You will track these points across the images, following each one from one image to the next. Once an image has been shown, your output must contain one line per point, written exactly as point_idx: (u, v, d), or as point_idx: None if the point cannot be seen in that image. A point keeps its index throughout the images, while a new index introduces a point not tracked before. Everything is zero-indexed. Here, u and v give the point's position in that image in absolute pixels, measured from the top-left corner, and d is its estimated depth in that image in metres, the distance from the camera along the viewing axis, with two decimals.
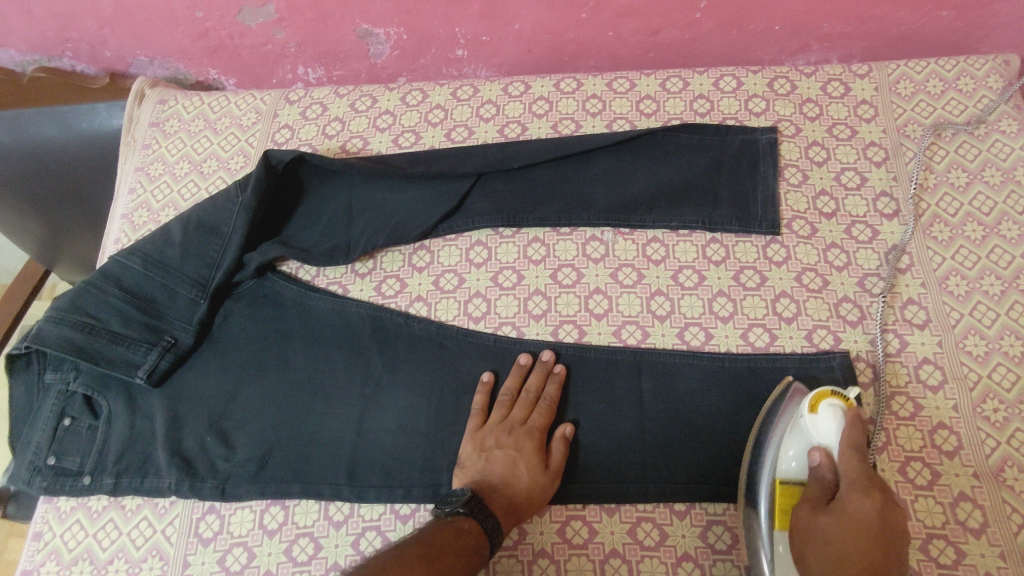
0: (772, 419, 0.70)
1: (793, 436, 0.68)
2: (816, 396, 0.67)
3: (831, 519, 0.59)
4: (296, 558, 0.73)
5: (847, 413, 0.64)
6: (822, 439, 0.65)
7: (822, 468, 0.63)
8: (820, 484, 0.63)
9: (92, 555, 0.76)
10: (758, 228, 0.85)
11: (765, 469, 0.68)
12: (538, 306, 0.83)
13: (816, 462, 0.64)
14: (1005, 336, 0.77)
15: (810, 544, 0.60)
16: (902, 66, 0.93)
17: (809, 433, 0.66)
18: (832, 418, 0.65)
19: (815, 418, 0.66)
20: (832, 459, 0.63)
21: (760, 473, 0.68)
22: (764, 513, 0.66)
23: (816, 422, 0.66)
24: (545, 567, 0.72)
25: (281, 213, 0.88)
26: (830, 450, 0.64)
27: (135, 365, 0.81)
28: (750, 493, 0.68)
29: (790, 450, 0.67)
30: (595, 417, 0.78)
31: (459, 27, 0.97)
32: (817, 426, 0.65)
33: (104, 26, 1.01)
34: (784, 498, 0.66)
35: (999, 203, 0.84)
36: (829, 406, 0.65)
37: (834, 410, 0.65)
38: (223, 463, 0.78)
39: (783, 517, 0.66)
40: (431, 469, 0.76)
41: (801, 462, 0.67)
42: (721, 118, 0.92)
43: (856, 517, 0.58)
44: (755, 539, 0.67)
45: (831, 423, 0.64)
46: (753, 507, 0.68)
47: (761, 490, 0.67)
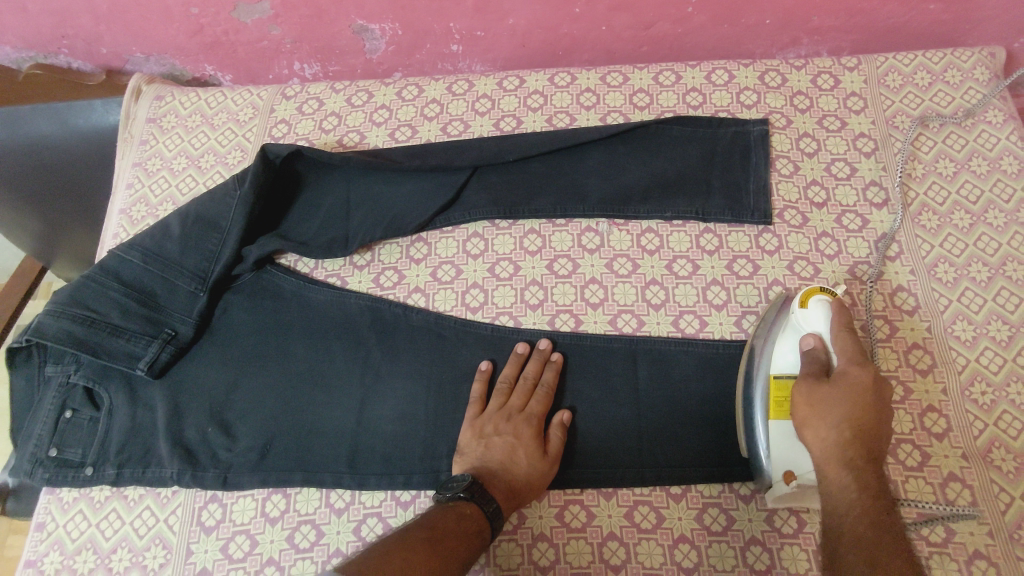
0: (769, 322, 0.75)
1: (785, 333, 0.72)
2: (806, 293, 0.71)
3: (838, 389, 0.65)
4: (299, 545, 0.74)
5: (834, 305, 0.69)
6: (813, 329, 0.70)
7: (815, 351, 0.68)
8: (816, 366, 0.68)
9: (95, 545, 0.76)
10: (750, 218, 0.86)
11: (761, 367, 0.72)
12: (535, 297, 0.85)
13: (809, 348, 0.69)
14: (992, 321, 0.79)
15: (817, 414, 0.65)
16: (890, 59, 0.95)
17: (801, 326, 0.70)
18: (821, 309, 0.69)
19: (805, 313, 0.70)
20: (824, 345, 0.68)
21: (757, 370, 0.72)
22: (761, 405, 0.70)
23: (806, 316, 0.70)
24: (544, 550, 0.73)
25: (279, 206, 0.89)
26: (823, 337, 0.69)
27: (136, 357, 0.81)
28: (748, 390, 0.73)
29: (784, 345, 0.71)
30: (592, 404, 0.79)
31: (454, 22, 0.98)
32: (807, 318, 0.70)
33: (99, 22, 1.01)
34: (778, 391, 0.70)
35: (985, 192, 0.86)
36: (819, 299, 0.70)
37: (824, 302, 0.69)
38: (225, 452, 0.79)
39: (778, 406, 0.69)
40: (431, 456, 0.77)
41: (794, 355, 0.70)
42: (713, 110, 0.94)
43: (861, 383, 0.64)
44: (752, 429, 0.71)
45: (821, 313, 0.69)
46: (750, 401, 0.72)
47: (758, 384, 0.71)
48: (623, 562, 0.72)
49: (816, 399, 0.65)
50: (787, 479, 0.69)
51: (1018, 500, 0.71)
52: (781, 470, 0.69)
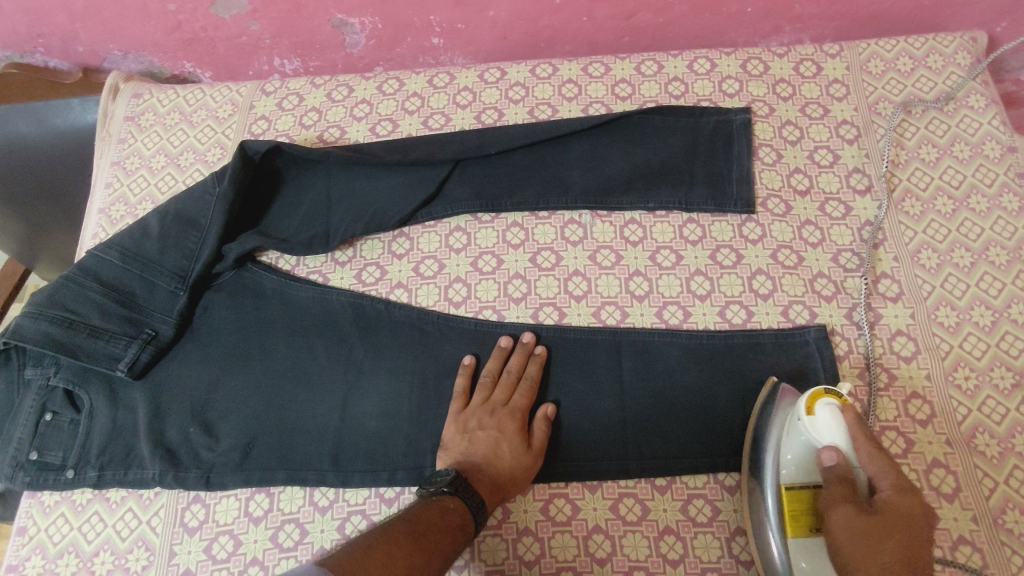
0: (767, 427, 0.70)
1: (791, 439, 0.67)
2: (810, 397, 0.66)
3: (881, 518, 0.55)
4: (282, 544, 0.73)
5: (846, 412, 0.63)
6: (827, 440, 0.63)
7: (837, 466, 0.61)
8: (842, 484, 0.60)
9: (77, 548, 0.76)
10: (734, 207, 0.85)
11: (769, 476, 0.68)
12: (518, 290, 0.84)
13: (829, 462, 0.62)
14: (975, 307, 0.79)
15: (861, 548, 0.55)
16: (872, 46, 0.95)
17: (810, 434, 0.65)
18: (831, 417, 0.63)
19: (814, 420, 0.64)
20: (845, 458, 0.61)
21: (765, 481, 0.68)
22: (773, 521, 0.67)
23: (814, 424, 0.64)
24: (529, 544, 0.73)
25: (258, 203, 0.88)
26: (843, 450, 0.62)
27: (116, 359, 0.81)
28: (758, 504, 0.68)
29: (790, 453, 0.67)
30: (576, 397, 0.78)
31: (434, 15, 0.97)
32: (818, 427, 0.64)
33: (74, 20, 1.00)
34: (792, 505, 0.66)
35: (967, 177, 0.86)
36: (827, 406, 0.64)
37: (833, 408, 0.64)
38: (208, 452, 0.78)
39: (793, 522, 0.65)
40: (415, 453, 0.77)
41: (802, 465, 0.66)
42: (695, 100, 0.93)
43: (909, 515, 0.55)
44: (769, 551, 0.67)
45: (832, 422, 0.63)
46: (762, 517, 0.68)
47: (769, 497, 0.67)
48: (609, 555, 0.72)
49: (859, 529, 0.56)
50: None
51: (1001, 485, 0.71)
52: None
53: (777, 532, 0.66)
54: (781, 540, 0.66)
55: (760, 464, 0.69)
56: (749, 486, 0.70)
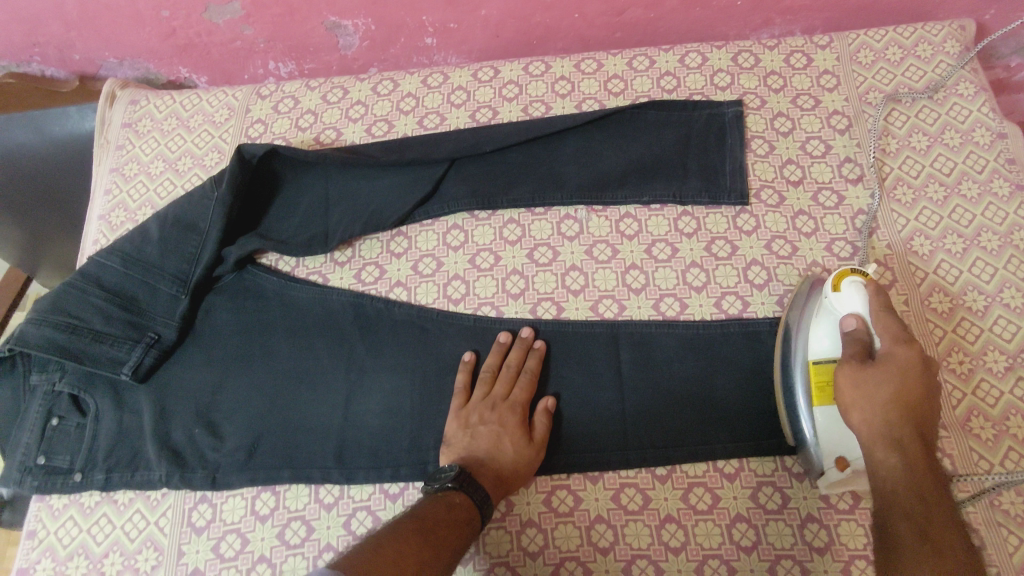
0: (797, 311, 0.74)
1: (819, 318, 0.71)
2: (837, 276, 0.70)
3: (884, 370, 0.62)
4: (289, 541, 0.74)
5: (869, 286, 0.68)
6: (850, 310, 0.68)
7: (858, 332, 0.67)
8: (858, 345, 0.66)
9: (87, 550, 0.77)
10: (727, 199, 0.86)
11: (798, 355, 0.71)
12: (516, 286, 0.85)
13: (852, 329, 0.67)
14: (968, 292, 0.80)
15: (863, 398, 0.63)
16: (861, 36, 0.96)
17: (835, 310, 0.69)
18: (855, 290, 0.68)
19: (839, 295, 0.69)
20: (866, 324, 0.67)
21: (794, 359, 0.72)
22: (802, 394, 0.70)
23: (839, 299, 0.69)
24: (533, 536, 0.74)
25: (257, 205, 0.89)
26: (864, 317, 0.67)
27: (120, 363, 0.82)
28: (786, 380, 0.72)
29: (819, 330, 0.70)
30: (577, 390, 0.79)
31: (426, 15, 0.98)
32: (842, 300, 0.69)
33: (69, 29, 1.01)
34: (818, 376, 0.69)
35: (958, 165, 0.87)
36: (851, 282, 0.69)
37: (857, 284, 0.68)
38: (213, 453, 0.79)
39: (820, 393, 0.69)
40: (418, 449, 0.78)
41: (832, 340, 0.69)
42: (687, 94, 0.94)
43: (908, 367, 0.62)
44: (796, 418, 0.71)
45: (857, 294, 0.68)
46: (790, 391, 0.71)
47: (797, 374, 0.71)
48: (611, 544, 0.73)
49: (861, 380, 0.63)
50: (842, 466, 0.68)
51: (995, 467, 0.72)
52: (833, 456, 0.68)
53: (805, 404, 0.70)
54: (809, 410, 0.70)
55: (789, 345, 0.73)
56: (777, 365, 0.73)
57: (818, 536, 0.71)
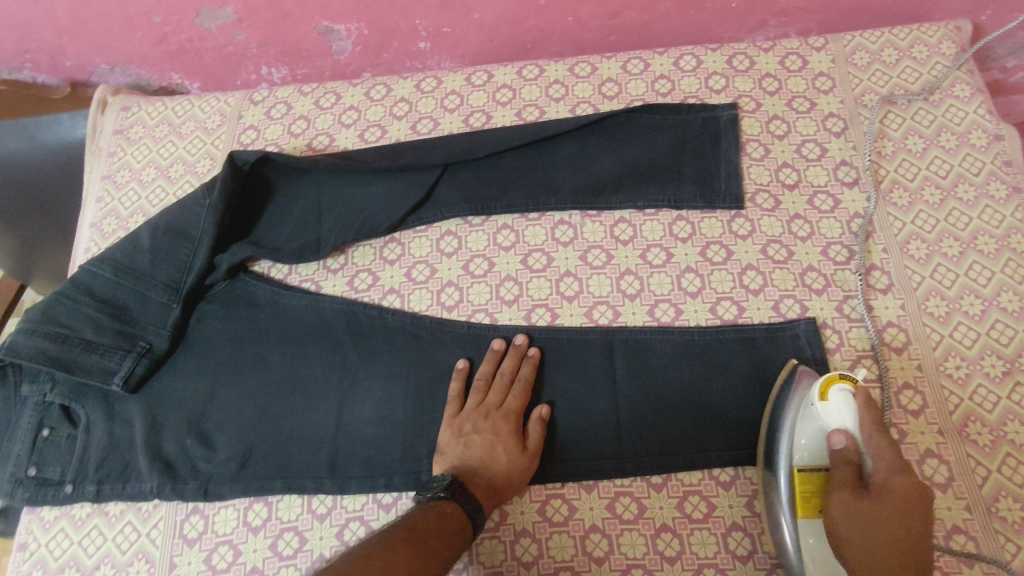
0: (782, 410, 0.71)
1: (804, 424, 0.69)
2: (824, 382, 0.68)
3: (877, 503, 0.60)
4: (282, 553, 0.74)
5: (858, 397, 0.66)
6: (838, 423, 0.66)
7: (848, 451, 0.65)
8: (848, 467, 0.64)
9: (78, 562, 0.76)
10: (722, 203, 0.86)
11: (782, 460, 0.69)
12: (510, 292, 0.84)
13: (840, 445, 0.65)
14: (964, 296, 0.79)
15: (857, 532, 0.60)
16: (857, 38, 0.95)
17: (822, 419, 0.67)
18: (844, 401, 0.66)
19: (827, 405, 0.67)
20: (856, 442, 0.65)
21: (777, 465, 0.69)
22: (786, 505, 0.68)
23: (827, 409, 0.67)
24: (527, 546, 0.74)
25: (249, 213, 0.89)
26: (852, 433, 0.65)
27: (111, 372, 0.81)
28: (769, 485, 0.70)
29: (804, 438, 0.68)
30: (571, 397, 0.79)
31: (419, 20, 0.98)
32: (830, 411, 0.67)
33: (60, 35, 1.00)
34: (804, 488, 0.67)
35: (955, 167, 0.86)
36: (840, 391, 0.66)
37: (845, 393, 0.66)
38: (205, 463, 0.79)
39: (805, 506, 0.67)
40: (412, 458, 0.77)
41: (817, 450, 0.68)
42: (682, 97, 0.93)
43: (904, 501, 0.59)
44: (780, 530, 0.68)
45: (845, 407, 0.66)
46: (774, 499, 0.69)
47: (781, 479, 0.69)
48: (606, 553, 0.72)
49: (855, 512, 0.61)
50: None
51: (993, 474, 0.71)
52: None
53: (789, 516, 0.68)
54: (792, 523, 0.67)
55: (773, 448, 0.70)
56: (761, 467, 0.71)
57: None
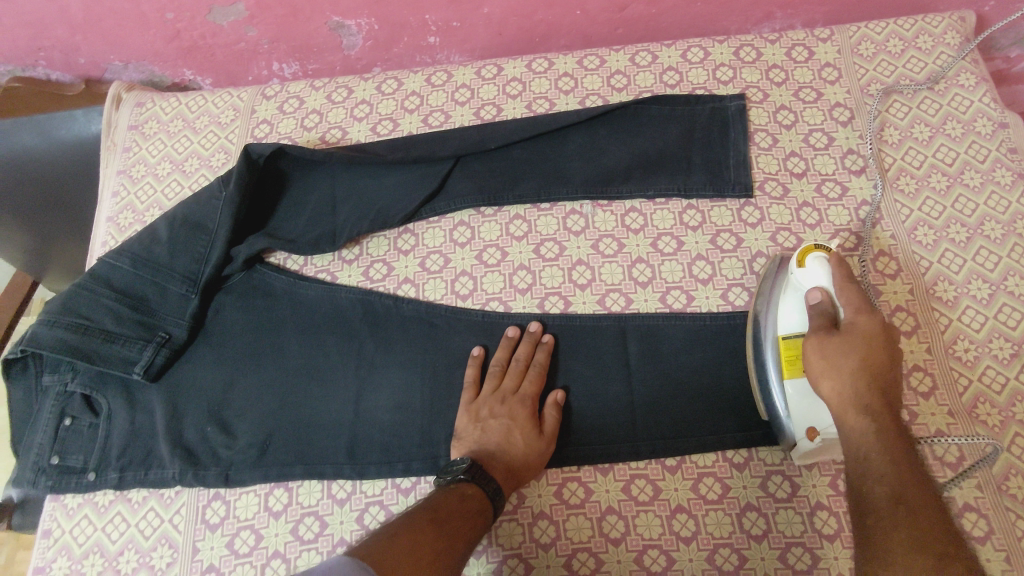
0: (768, 294, 0.77)
1: (788, 296, 0.74)
2: (802, 253, 0.73)
3: (848, 338, 0.65)
4: (303, 537, 0.75)
5: (832, 260, 0.71)
6: (815, 285, 0.71)
7: (823, 304, 0.69)
8: (823, 317, 0.69)
9: (102, 548, 0.77)
10: (732, 192, 0.87)
11: (769, 333, 0.74)
12: (524, 281, 0.86)
13: (817, 302, 0.70)
14: (972, 280, 0.80)
15: (831, 365, 0.65)
16: (862, 29, 0.96)
17: (802, 286, 0.72)
18: (819, 265, 0.71)
19: (804, 272, 0.72)
20: (831, 297, 0.69)
21: (766, 337, 0.74)
22: (773, 369, 0.72)
23: (805, 275, 0.72)
24: (545, 528, 0.75)
25: (265, 205, 0.90)
26: (828, 291, 0.70)
27: (132, 362, 0.82)
28: (759, 358, 0.74)
29: (788, 307, 0.73)
30: (585, 383, 0.80)
31: (429, 14, 0.99)
32: (807, 276, 0.71)
33: (74, 32, 1.01)
34: (788, 351, 0.71)
35: (961, 154, 0.87)
36: (816, 257, 0.71)
37: (820, 259, 0.71)
38: (226, 450, 0.80)
39: (789, 365, 0.71)
40: (429, 443, 0.78)
41: (799, 315, 0.72)
42: (690, 88, 0.95)
43: (869, 332, 0.66)
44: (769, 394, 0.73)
45: (820, 270, 0.71)
46: (763, 367, 0.74)
47: (768, 351, 0.73)
48: (623, 535, 0.73)
49: (828, 349, 0.65)
50: (811, 436, 0.69)
51: (1003, 453, 0.72)
52: (804, 426, 0.70)
53: (777, 377, 0.72)
54: (779, 383, 0.72)
55: (761, 326, 0.75)
56: (750, 347, 0.76)
57: (827, 524, 0.71)
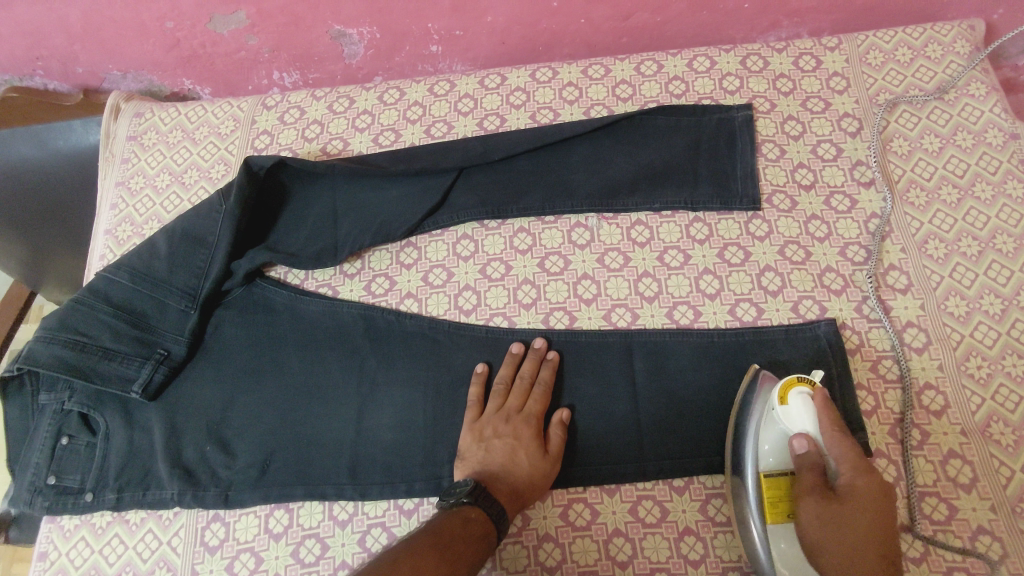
0: (745, 419, 0.72)
1: (767, 430, 0.70)
2: (783, 386, 0.69)
3: (847, 506, 0.62)
4: (304, 560, 0.74)
5: (816, 398, 0.67)
6: (799, 427, 0.67)
7: (809, 453, 0.66)
8: (813, 472, 0.65)
9: (99, 571, 0.76)
10: (740, 205, 0.86)
11: (748, 467, 0.70)
12: (528, 296, 0.84)
13: (803, 449, 0.66)
14: (984, 295, 0.79)
15: (829, 534, 0.62)
16: (871, 37, 0.95)
17: (784, 424, 0.68)
18: (803, 404, 0.67)
19: (787, 410, 0.68)
20: (818, 445, 0.66)
21: (745, 472, 0.70)
22: (755, 511, 0.68)
23: (788, 413, 0.68)
24: (550, 551, 0.73)
25: (265, 218, 0.88)
26: (814, 436, 0.66)
27: (130, 380, 0.81)
28: (738, 494, 0.70)
29: (768, 443, 0.69)
30: (591, 400, 0.79)
31: (432, 23, 0.97)
32: (791, 415, 0.68)
33: (73, 42, 1.00)
34: (771, 494, 0.68)
35: (971, 165, 0.86)
36: (799, 394, 0.67)
37: (805, 396, 0.67)
38: (225, 470, 0.78)
39: (773, 511, 0.67)
40: (432, 463, 0.77)
41: (779, 454, 0.69)
42: (696, 98, 0.93)
43: (869, 499, 0.62)
44: (750, 538, 0.69)
45: (804, 410, 0.67)
46: (743, 506, 0.70)
47: (749, 490, 0.69)
48: (630, 557, 0.72)
49: (826, 517, 0.62)
50: None
51: (1018, 474, 0.71)
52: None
53: (758, 521, 0.68)
54: (762, 528, 0.68)
55: (739, 456, 0.71)
56: (727, 478, 0.72)
57: None
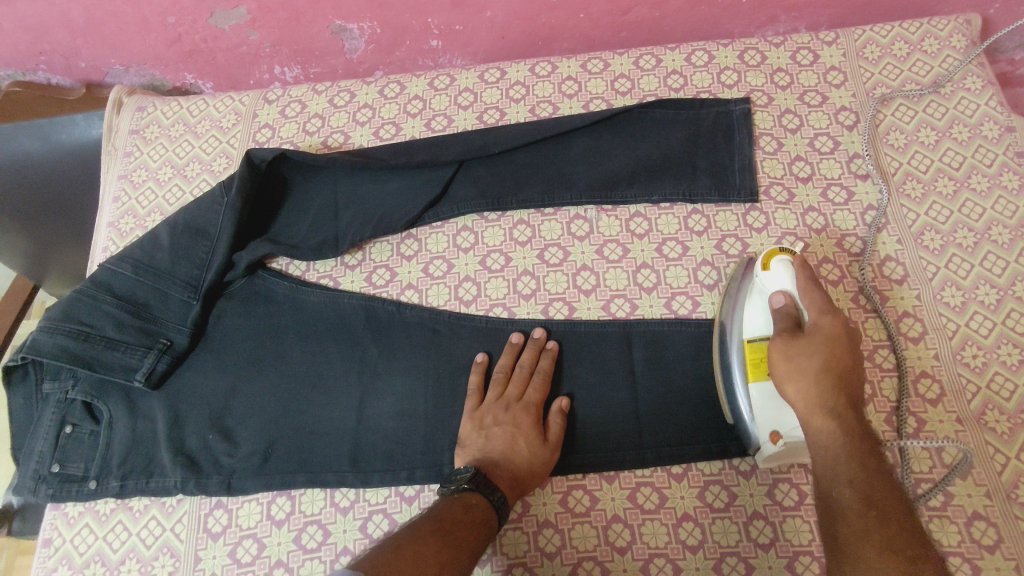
0: (733, 295, 0.77)
1: (751, 299, 0.74)
2: (766, 256, 0.73)
3: (814, 342, 0.66)
4: (306, 546, 0.74)
5: (796, 264, 0.71)
6: (779, 288, 0.71)
7: (786, 307, 0.70)
8: (788, 322, 0.69)
9: (103, 557, 0.77)
10: (737, 196, 0.86)
11: (733, 336, 0.74)
12: (527, 287, 0.85)
13: (782, 305, 0.70)
14: (980, 286, 0.80)
15: (795, 366, 0.65)
16: (868, 31, 0.96)
17: (765, 288, 0.72)
18: (784, 268, 0.71)
19: (769, 275, 0.72)
20: (794, 301, 0.70)
21: (730, 341, 0.74)
22: (739, 374, 0.72)
23: (769, 277, 0.72)
24: (550, 536, 0.74)
25: (267, 209, 0.89)
26: (791, 294, 0.70)
27: (133, 369, 0.82)
28: (725, 363, 0.74)
29: (752, 310, 0.73)
30: (590, 389, 0.79)
31: (432, 18, 0.98)
32: (772, 279, 0.72)
33: (75, 36, 1.01)
34: (753, 354, 0.71)
35: (967, 158, 0.87)
36: (781, 261, 0.72)
37: (785, 262, 0.71)
38: (228, 458, 0.79)
39: (754, 369, 0.70)
40: (433, 451, 0.78)
41: (764, 318, 0.72)
42: (694, 92, 0.94)
43: (834, 335, 0.66)
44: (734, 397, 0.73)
45: (784, 272, 0.71)
46: (729, 369, 0.73)
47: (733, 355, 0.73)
48: (629, 543, 0.73)
49: (793, 351, 0.66)
50: (775, 440, 0.69)
51: (1013, 460, 0.72)
52: (769, 431, 0.70)
53: (742, 381, 0.72)
54: (745, 389, 0.71)
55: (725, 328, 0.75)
56: (715, 352, 0.75)
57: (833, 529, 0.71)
